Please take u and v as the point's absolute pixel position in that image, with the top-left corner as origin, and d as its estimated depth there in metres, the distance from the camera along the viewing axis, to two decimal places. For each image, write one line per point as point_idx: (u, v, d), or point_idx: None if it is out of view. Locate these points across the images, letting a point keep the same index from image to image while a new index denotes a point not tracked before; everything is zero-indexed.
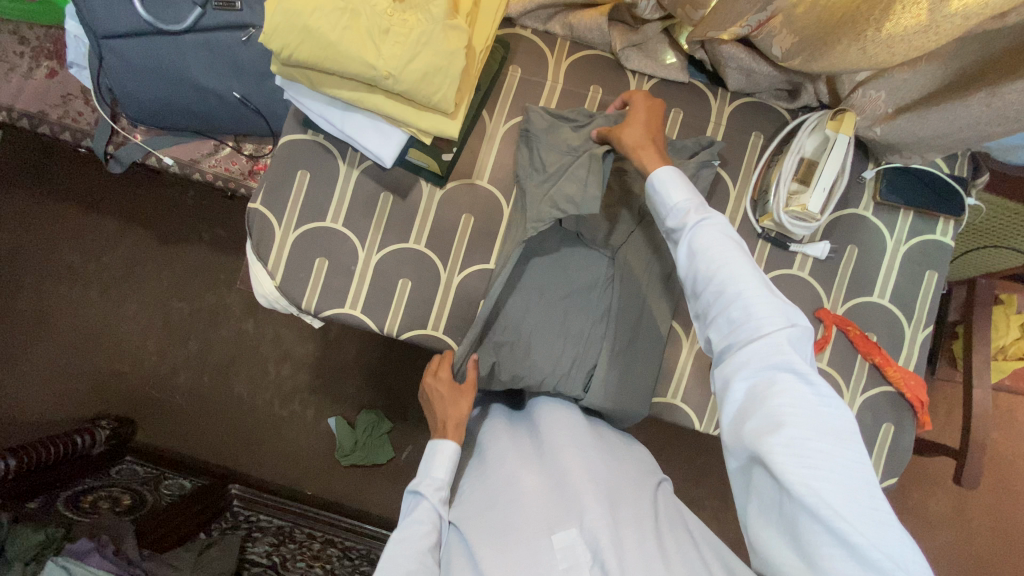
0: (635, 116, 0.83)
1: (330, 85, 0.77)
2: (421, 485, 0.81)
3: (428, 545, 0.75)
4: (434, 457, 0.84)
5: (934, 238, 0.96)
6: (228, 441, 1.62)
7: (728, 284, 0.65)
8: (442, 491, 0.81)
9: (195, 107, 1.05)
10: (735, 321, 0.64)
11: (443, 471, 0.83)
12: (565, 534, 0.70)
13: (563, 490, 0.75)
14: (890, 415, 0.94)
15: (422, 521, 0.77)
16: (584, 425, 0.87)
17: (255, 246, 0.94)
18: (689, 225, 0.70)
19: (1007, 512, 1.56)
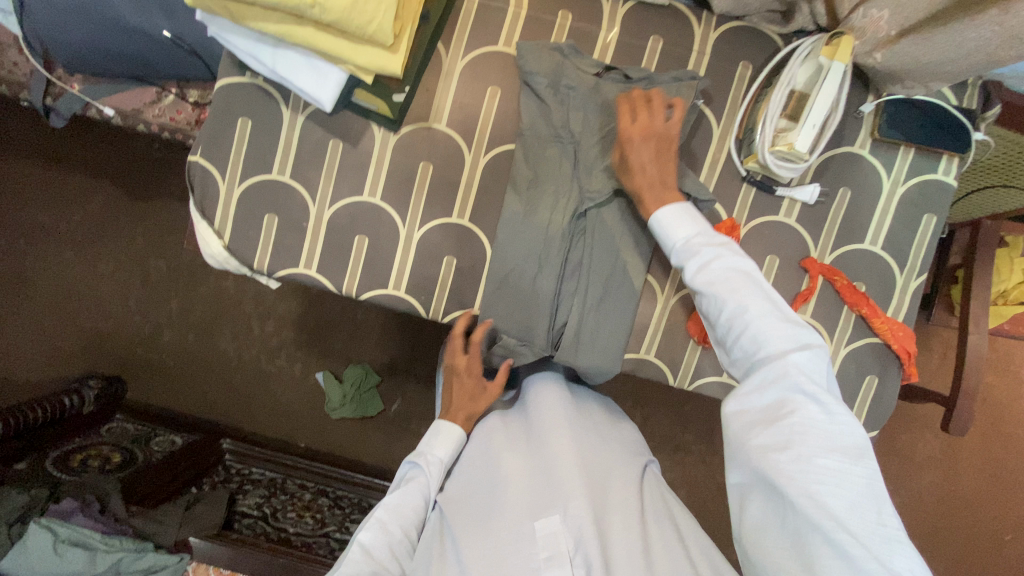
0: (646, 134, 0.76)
1: (252, 18, 0.68)
2: (419, 459, 0.81)
3: (414, 520, 0.76)
4: (435, 435, 0.85)
5: (935, 178, 0.88)
6: (217, 398, 1.62)
7: (738, 311, 0.64)
8: (438, 471, 0.81)
9: (126, 50, 0.95)
10: (748, 340, 0.63)
11: (443, 450, 0.83)
12: (548, 520, 0.68)
13: (549, 475, 0.73)
14: (875, 367, 0.90)
15: (417, 495, 0.78)
16: (574, 407, 0.85)
17: (199, 204, 0.88)
18: (700, 251, 0.69)
19: (995, 454, 1.56)
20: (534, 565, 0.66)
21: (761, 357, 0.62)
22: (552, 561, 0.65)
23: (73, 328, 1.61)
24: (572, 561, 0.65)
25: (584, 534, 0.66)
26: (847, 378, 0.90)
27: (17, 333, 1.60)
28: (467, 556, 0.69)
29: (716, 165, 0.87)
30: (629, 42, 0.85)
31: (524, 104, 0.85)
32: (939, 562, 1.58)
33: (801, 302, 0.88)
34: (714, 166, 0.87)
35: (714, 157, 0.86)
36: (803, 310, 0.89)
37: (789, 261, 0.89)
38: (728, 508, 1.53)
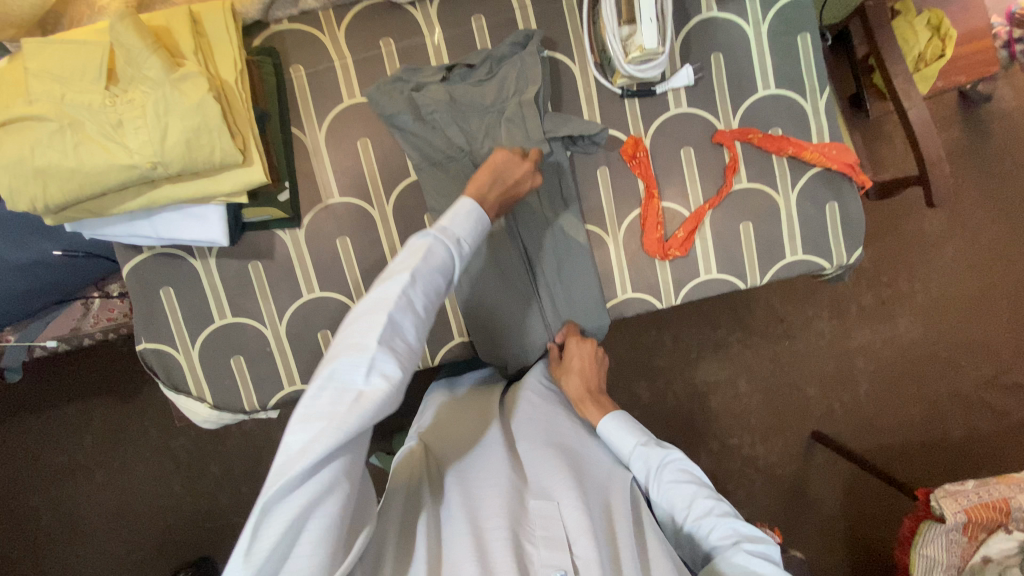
0: (572, 369, 0.87)
1: (112, 206, 0.69)
2: (443, 232, 0.62)
3: (436, 296, 0.61)
4: (457, 209, 0.66)
5: (788, 0, 0.88)
6: None
7: (696, 509, 0.72)
8: (462, 247, 0.64)
9: (32, 286, 0.94)
10: (713, 521, 0.70)
11: (465, 230, 0.65)
12: (547, 505, 0.65)
13: (549, 468, 0.70)
14: (829, 194, 0.91)
15: (440, 270, 0.61)
16: (570, 422, 0.83)
17: (169, 382, 0.89)
18: (654, 455, 0.77)
19: (993, 195, 1.59)
20: (531, 540, 0.62)
21: (727, 539, 0.68)
22: (548, 543, 0.61)
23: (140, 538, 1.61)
24: (572, 547, 0.61)
25: (579, 525, 0.62)
26: (810, 217, 0.91)
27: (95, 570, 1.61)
28: (455, 524, 0.63)
29: (591, 98, 0.88)
30: (456, 34, 0.85)
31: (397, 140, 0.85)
32: (994, 316, 1.61)
33: (732, 174, 0.89)
34: (590, 100, 0.88)
35: (586, 92, 0.87)
36: (738, 180, 0.90)
37: (702, 144, 0.89)
38: (789, 371, 1.60)
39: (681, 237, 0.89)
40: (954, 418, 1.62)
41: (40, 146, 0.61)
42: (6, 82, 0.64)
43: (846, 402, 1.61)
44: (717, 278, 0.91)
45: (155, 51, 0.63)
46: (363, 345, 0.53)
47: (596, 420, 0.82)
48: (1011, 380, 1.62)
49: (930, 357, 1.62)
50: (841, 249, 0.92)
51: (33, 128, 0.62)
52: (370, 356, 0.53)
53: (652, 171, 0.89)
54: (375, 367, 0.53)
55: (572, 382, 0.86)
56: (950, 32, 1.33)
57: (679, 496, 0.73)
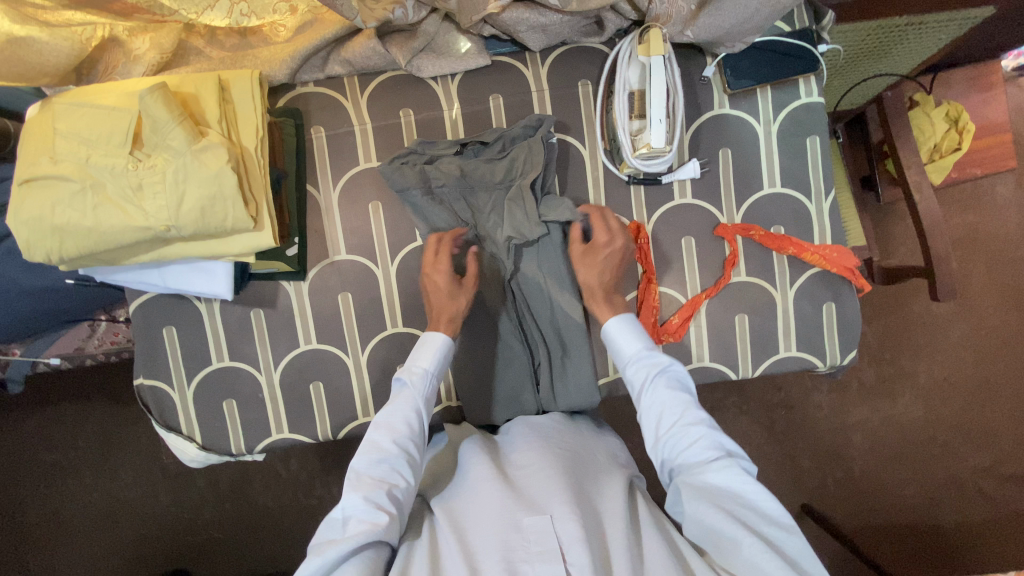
0: (596, 256, 0.85)
1: (125, 259, 0.72)
2: (406, 372, 0.78)
3: (409, 434, 0.74)
4: (421, 347, 0.81)
5: (801, 103, 0.90)
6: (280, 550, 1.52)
7: (694, 417, 0.73)
8: (425, 382, 0.78)
9: (43, 310, 0.96)
10: (700, 434, 0.72)
11: (426, 360, 0.80)
12: (538, 518, 0.65)
13: (538, 481, 0.70)
14: (827, 294, 0.92)
15: (409, 410, 0.76)
16: (554, 421, 0.85)
17: (161, 419, 0.91)
18: (657, 362, 0.78)
19: (1002, 282, 1.58)
20: (526, 558, 0.62)
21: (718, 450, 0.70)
22: (543, 558, 0.61)
23: (116, 552, 1.52)
24: (567, 558, 0.61)
25: (573, 533, 0.62)
26: (807, 315, 0.92)
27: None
28: (454, 557, 0.63)
29: (599, 182, 0.90)
30: (473, 110, 0.88)
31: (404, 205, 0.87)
32: (997, 406, 1.59)
33: (731, 266, 0.90)
34: (598, 183, 0.90)
35: (594, 175, 0.89)
36: (736, 273, 0.91)
37: (704, 235, 0.91)
38: (782, 443, 1.58)
39: (675, 323, 0.90)
40: (948, 504, 1.59)
41: (61, 205, 0.65)
42: (34, 138, 0.67)
43: (839, 478, 1.58)
44: (708, 366, 0.92)
45: (181, 123, 0.66)
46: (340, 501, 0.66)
47: (604, 318, 0.84)
48: (1010, 471, 1.59)
49: (928, 440, 1.59)
50: (834, 349, 0.93)
51: (56, 187, 0.65)
52: (346, 509, 0.66)
53: (652, 257, 0.90)
54: (350, 513, 0.66)
55: (595, 269, 0.85)
56: (968, 126, 1.33)
57: (673, 406, 0.74)
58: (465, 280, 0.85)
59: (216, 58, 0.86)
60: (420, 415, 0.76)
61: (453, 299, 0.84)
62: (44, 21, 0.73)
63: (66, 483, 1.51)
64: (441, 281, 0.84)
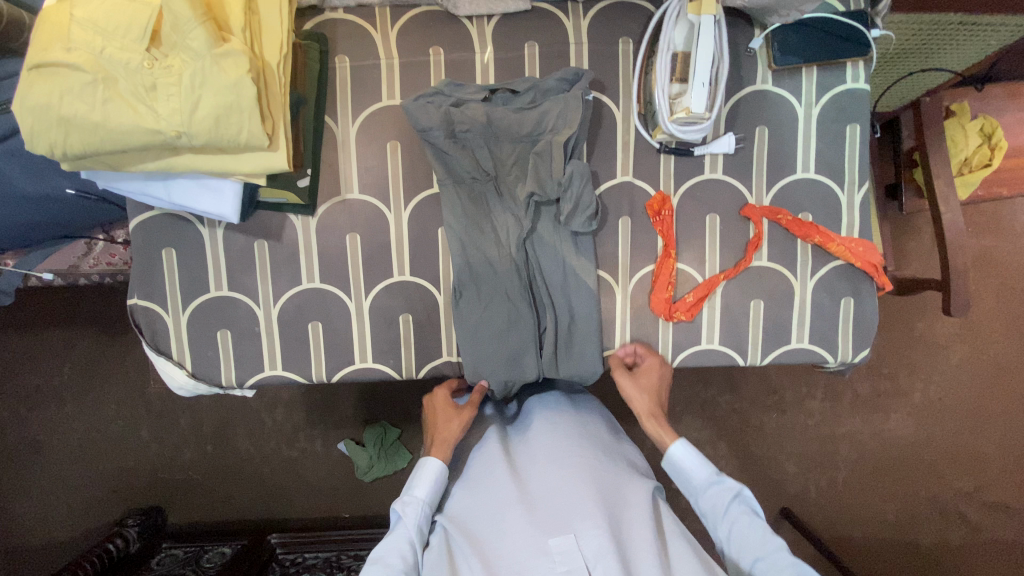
0: (647, 383, 0.87)
1: (131, 164, 0.69)
2: (400, 504, 0.77)
3: (404, 565, 0.72)
4: (420, 474, 0.81)
5: (845, 89, 0.86)
6: (259, 495, 1.51)
7: (765, 545, 0.73)
8: (420, 513, 0.78)
9: (41, 218, 0.92)
10: (770, 549, 0.72)
11: (423, 489, 0.79)
12: (563, 538, 0.69)
13: (559, 495, 0.73)
14: (847, 289, 0.89)
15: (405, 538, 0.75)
16: (572, 420, 0.85)
17: (152, 342, 0.88)
18: (729, 488, 0.79)
19: (1014, 308, 1.57)
20: None
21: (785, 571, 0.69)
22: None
23: (93, 481, 1.50)
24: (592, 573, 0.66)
25: (599, 549, 0.67)
26: (823, 308, 0.89)
27: (36, 512, 1.49)
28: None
29: (628, 147, 0.86)
30: (507, 57, 0.84)
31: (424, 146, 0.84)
32: (990, 432, 1.58)
33: (753, 250, 0.88)
34: (627, 149, 0.86)
35: (624, 140, 0.86)
36: (757, 257, 0.88)
37: (729, 215, 0.88)
38: (772, 444, 1.57)
39: (689, 301, 0.87)
40: (927, 523, 1.59)
41: (68, 95, 0.61)
42: (46, 23, 0.63)
43: (823, 485, 1.58)
44: (717, 349, 0.90)
45: (203, 24, 0.62)
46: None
47: (667, 443, 0.85)
48: (994, 497, 1.59)
49: (916, 458, 1.59)
50: (847, 347, 0.91)
51: (66, 76, 0.61)
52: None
53: (674, 231, 0.88)
54: None
55: (647, 400, 0.87)
56: (1001, 142, 1.30)
57: (744, 527, 0.75)
58: (464, 407, 0.88)
59: None
60: (411, 551, 0.74)
61: (449, 424, 0.86)
62: None
63: (47, 408, 1.49)
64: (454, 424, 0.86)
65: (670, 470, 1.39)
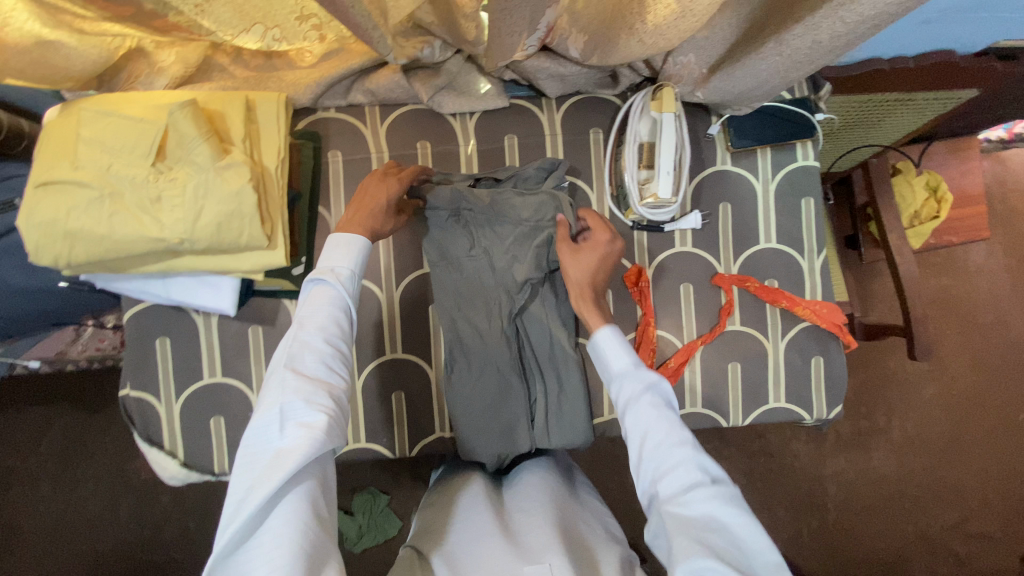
0: (590, 254, 0.82)
1: (132, 267, 0.72)
2: (328, 272, 0.67)
3: (339, 334, 0.65)
4: (335, 247, 0.71)
5: (798, 166, 0.95)
6: None
7: (671, 440, 0.64)
8: (348, 283, 0.69)
9: (31, 311, 0.93)
10: (681, 456, 0.62)
11: (349, 259, 0.70)
12: (536, 567, 0.61)
13: (536, 536, 0.68)
14: (816, 347, 0.95)
15: (332, 309, 0.66)
16: (556, 489, 0.82)
17: (144, 433, 0.88)
18: (644, 378, 0.71)
19: (976, 345, 1.65)
20: None
21: (694, 484, 0.60)
22: None
23: (68, 569, 1.43)
24: None
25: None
26: (796, 367, 0.95)
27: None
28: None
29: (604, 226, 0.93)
30: (489, 147, 0.91)
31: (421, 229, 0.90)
32: (968, 465, 1.63)
33: (726, 315, 0.93)
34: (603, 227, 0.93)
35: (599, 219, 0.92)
36: (731, 322, 0.94)
37: (701, 283, 0.94)
38: (761, 489, 1.60)
39: (671, 367, 0.92)
40: (919, 560, 1.61)
41: (77, 210, 0.64)
42: (56, 143, 0.68)
43: (814, 528, 1.60)
44: (700, 412, 0.94)
45: (207, 139, 0.67)
46: (276, 399, 0.58)
47: (595, 326, 0.77)
48: (979, 531, 1.62)
49: (901, 495, 1.62)
50: (821, 402, 0.95)
51: (74, 192, 0.65)
52: (281, 408, 0.57)
53: (651, 300, 0.93)
54: (286, 420, 0.57)
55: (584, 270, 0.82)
56: (946, 195, 1.40)
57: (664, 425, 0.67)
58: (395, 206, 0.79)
59: (240, 77, 0.87)
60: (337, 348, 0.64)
61: (384, 187, 0.79)
62: (78, 27, 0.72)
63: (21, 492, 1.44)
64: (383, 198, 0.77)
65: None
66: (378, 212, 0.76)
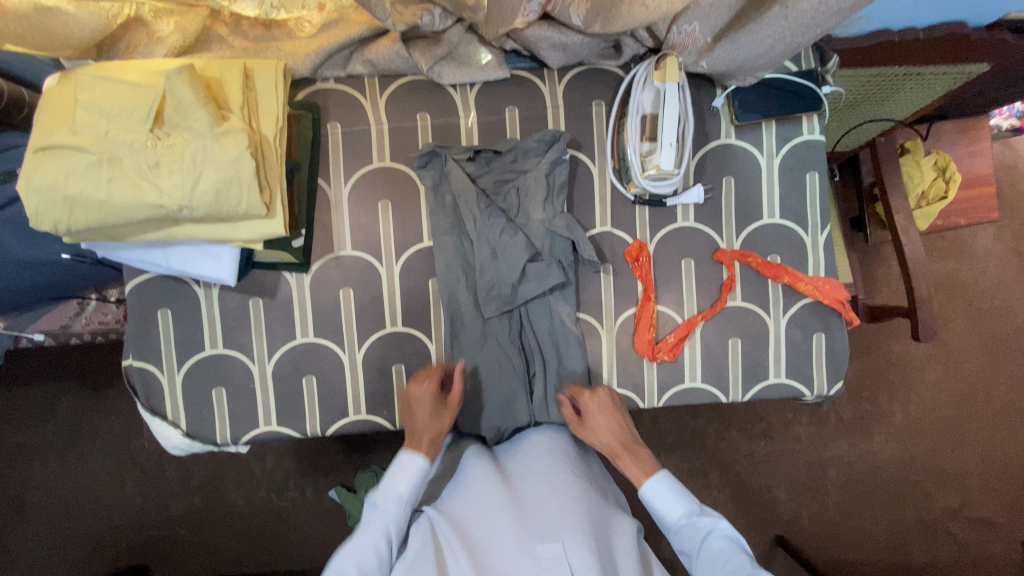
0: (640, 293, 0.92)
1: (131, 234, 0.72)
2: (378, 495, 0.78)
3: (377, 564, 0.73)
4: (398, 469, 0.80)
5: (803, 140, 0.94)
6: (249, 547, 1.48)
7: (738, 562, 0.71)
8: (399, 507, 0.78)
9: (35, 282, 0.93)
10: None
11: (404, 484, 0.79)
12: (553, 546, 0.67)
13: (549, 507, 0.73)
14: (818, 324, 0.94)
15: (374, 541, 0.74)
16: (557, 441, 0.87)
17: (146, 403, 0.89)
18: (707, 525, 0.79)
19: (981, 329, 1.64)
20: None
21: None
22: None
23: (78, 542, 1.46)
24: None
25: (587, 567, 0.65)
26: (797, 343, 0.94)
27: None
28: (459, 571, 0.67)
29: (606, 199, 0.92)
30: (490, 119, 0.90)
31: (424, 198, 0.89)
32: (970, 450, 1.63)
33: (727, 291, 0.92)
34: (604, 201, 0.92)
35: (601, 192, 0.92)
36: (732, 298, 0.93)
37: (703, 258, 0.93)
38: (762, 471, 1.60)
39: (671, 342, 0.92)
40: (917, 543, 1.62)
41: (76, 175, 0.64)
42: (55, 108, 0.67)
43: (813, 510, 1.60)
44: (700, 387, 0.94)
45: (205, 105, 0.66)
46: None
47: (640, 481, 0.84)
48: (979, 515, 1.62)
49: (902, 479, 1.62)
50: (821, 379, 0.95)
51: (73, 157, 0.65)
52: None
53: (652, 276, 0.92)
54: None
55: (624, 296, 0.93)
56: (954, 176, 1.39)
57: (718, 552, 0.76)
58: (447, 402, 0.85)
59: (239, 47, 0.86)
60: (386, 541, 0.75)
61: (434, 416, 0.84)
62: None
63: (30, 467, 1.46)
64: (424, 417, 0.83)
65: None
66: (424, 411, 0.83)
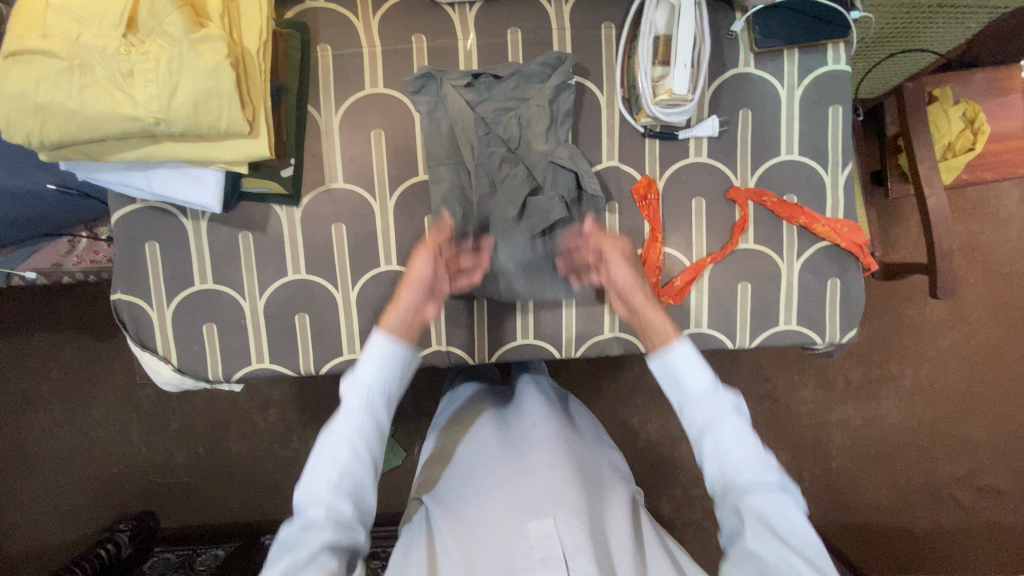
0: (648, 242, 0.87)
1: (110, 153, 0.69)
2: (348, 386, 0.65)
3: (365, 452, 0.63)
4: (370, 353, 0.68)
5: (827, 70, 0.87)
6: (252, 495, 1.49)
7: None
8: (371, 396, 0.66)
9: (23, 215, 0.91)
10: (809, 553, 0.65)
11: (373, 369, 0.67)
12: (542, 524, 0.65)
13: (540, 479, 0.70)
14: (833, 270, 0.90)
15: (357, 432, 0.63)
16: (552, 415, 0.83)
17: (136, 337, 0.87)
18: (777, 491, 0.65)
19: (1003, 292, 1.58)
20: (527, 567, 0.62)
21: None
22: (545, 565, 0.62)
23: (83, 487, 1.48)
24: (569, 564, 0.62)
25: (577, 542, 0.63)
26: (810, 290, 0.90)
27: (25, 519, 1.47)
28: (453, 563, 0.66)
29: (613, 132, 0.87)
30: (490, 43, 0.84)
31: (420, 126, 0.85)
32: (981, 417, 1.59)
33: (739, 232, 0.88)
34: (612, 134, 0.87)
35: (609, 124, 0.86)
36: (744, 239, 0.89)
37: (715, 197, 0.88)
38: (766, 433, 1.57)
39: (677, 285, 0.88)
40: (921, 508, 1.60)
41: (45, 83, 0.61)
42: (22, 11, 0.63)
43: (816, 473, 1.59)
44: (705, 333, 0.90)
45: (180, 7, 0.61)
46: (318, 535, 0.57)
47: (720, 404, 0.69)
48: (986, 482, 1.60)
49: (909, 443, 1.59)
50: (833, 327, 0.91)
51: (42, 62, 0.61)
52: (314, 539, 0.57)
53: (660, 215, 0.88)
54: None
55: (631, 236, 0.88)
56: (983, 126, 1.29)
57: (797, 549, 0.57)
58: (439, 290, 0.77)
59: None
60: (377, 425, 0.65)
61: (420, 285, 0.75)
62: None
63: (34, 414, 1.46)
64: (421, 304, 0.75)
65: (665, 461, 1.40)
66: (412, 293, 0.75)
